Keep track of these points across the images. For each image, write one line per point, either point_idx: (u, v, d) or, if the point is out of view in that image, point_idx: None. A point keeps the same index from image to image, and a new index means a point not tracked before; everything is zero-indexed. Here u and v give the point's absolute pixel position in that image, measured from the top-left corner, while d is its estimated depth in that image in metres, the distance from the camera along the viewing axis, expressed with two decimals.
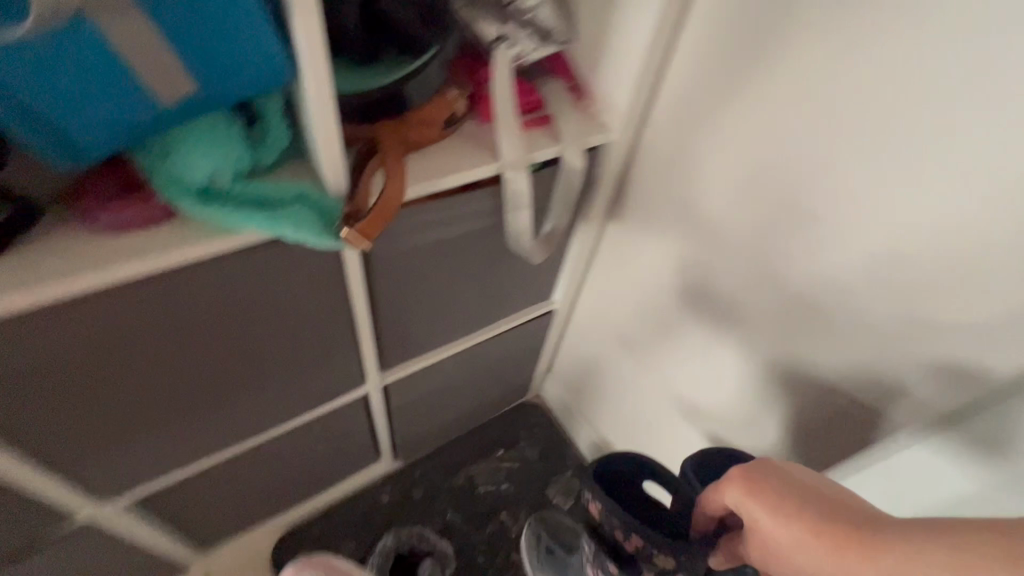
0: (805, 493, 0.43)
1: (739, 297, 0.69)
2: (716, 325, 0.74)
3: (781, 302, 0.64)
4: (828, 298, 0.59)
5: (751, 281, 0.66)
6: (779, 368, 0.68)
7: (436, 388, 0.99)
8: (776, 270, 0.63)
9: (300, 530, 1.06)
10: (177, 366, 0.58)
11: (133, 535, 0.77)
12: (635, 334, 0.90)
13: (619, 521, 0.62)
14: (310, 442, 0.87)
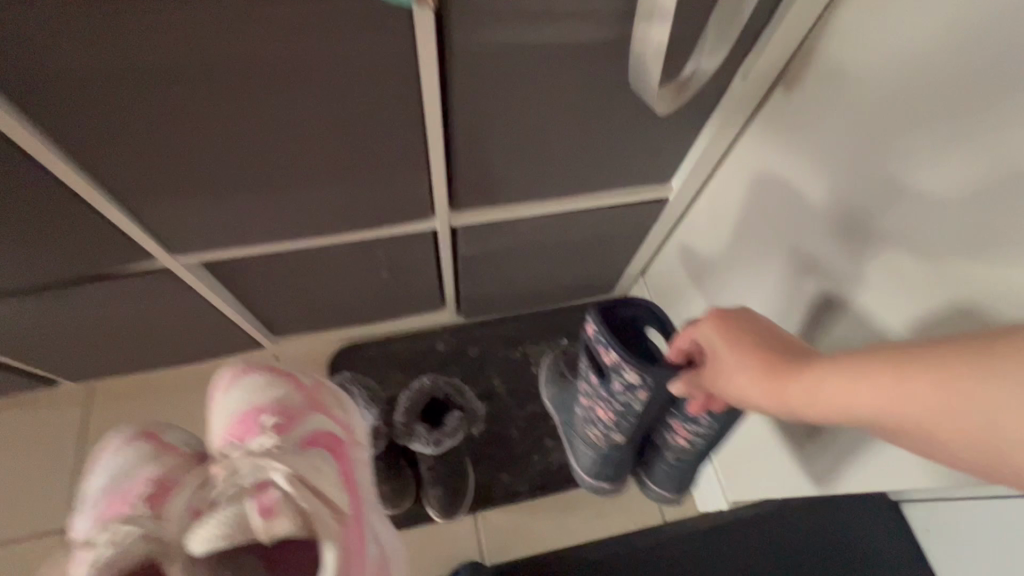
0: (757, 332, 0.53)
1: (767, 217, 0.68)
2: (751, 245, 0.72)
3: (790, 227, 0.65)
4: (822, 234, 0.60)
5: (778, 201, 0.66)
6: (787, 295, 0.68)
7: (511, 254, 0.90)
8: (793, 194, 0.63)
9: (359, 350, 1.11)
10: (235, 119, 0.55)
11: (212, 297, 0.84)
12: (753, 248, 0.72)
13: (606, 341, 0.74)
14: (375, 266, 0.86)
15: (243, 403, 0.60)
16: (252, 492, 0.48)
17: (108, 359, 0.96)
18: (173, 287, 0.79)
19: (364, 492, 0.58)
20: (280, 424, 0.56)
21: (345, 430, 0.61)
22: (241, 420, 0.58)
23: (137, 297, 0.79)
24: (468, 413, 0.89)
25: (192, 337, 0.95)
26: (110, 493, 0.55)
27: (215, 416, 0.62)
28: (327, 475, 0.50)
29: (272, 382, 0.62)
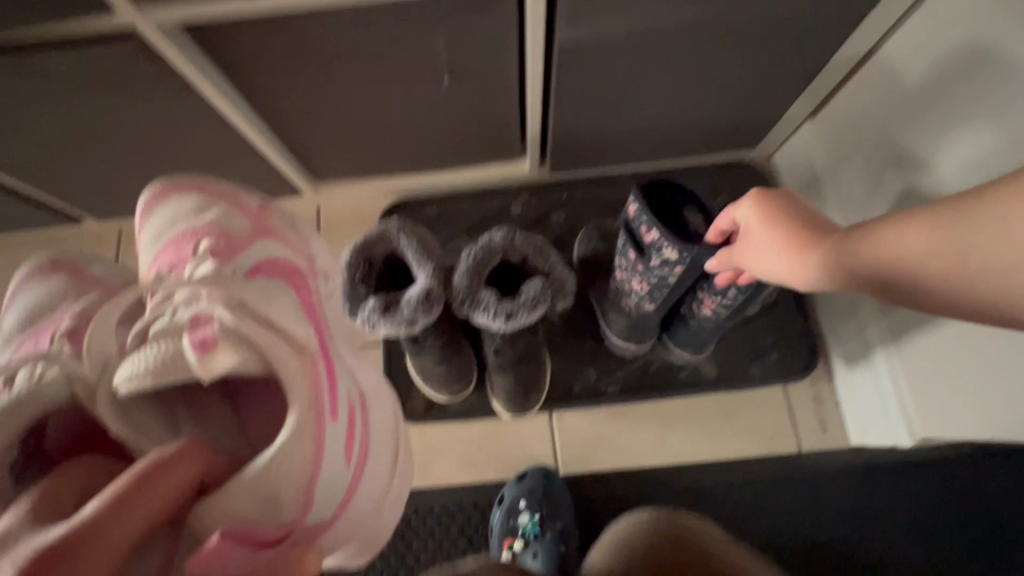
0: (799, 214, 0.47)
1: (865, 102, 0.68)
2: (843, 136, 0.72)
3: (883, 110, 0.64)
4: (911, 111, 0.60)
5: (881, 77, 0.64)
6: (865, 184, 0.68)
7: (635, 58, 0.61)
8: (896, 68, 0.62)
9: (413, 207, 0.89)
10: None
11: (218, 103, 0.62)
12: None
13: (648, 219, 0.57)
14: (434, 67, 0.61)
15: (168, 227, 0.54)
16: (185, 326, 0.39)
17: (119, 192, 0.79)
18: (161, 80, 0.57)
19: (325, 322, 0.52)
20: (215, 248, 0.49)
21: (306, 261, 0.55)
22: (173, 245, 0.52)
23: (116, 94, 0.58)
24: (554, 283, 0.65)
25: (211, 168, 0.75)
26: (25, 328, 0.50)
27: (143, 244, 0.55)
28: (280, 306, 0.42)
29: (198, 202, 0.55)
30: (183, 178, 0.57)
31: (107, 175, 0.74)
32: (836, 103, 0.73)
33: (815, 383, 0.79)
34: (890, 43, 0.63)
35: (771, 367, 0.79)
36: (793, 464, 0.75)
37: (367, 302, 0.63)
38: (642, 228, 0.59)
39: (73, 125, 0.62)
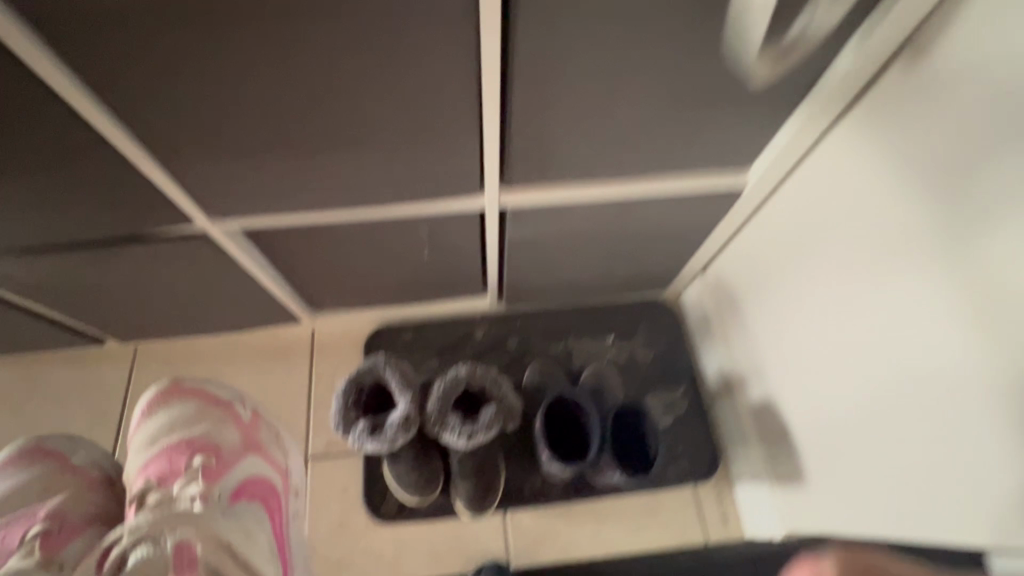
0: None
1: (733, 312, 0.92)
2: (721, 322, 0.97)
3: (743, 331, 0.89)
4: (759, 344, 0.85)
5: (740, 298, 0.89)
6: (738, 372, 0.93)
7: (564, 244, 0.84)
8: (748, 306, 0.87)
9: (392, 332, 1.07)
10: (274, 56, 0.48)
11: (248, 268, 0.81)
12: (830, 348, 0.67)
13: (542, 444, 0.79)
14: (414, 246, 0.82)
15: (162, 434, 0.70)
16: (171, 561, 0.51)
17: (146, 324, 0.95)
18: (209, 258, 0.76)
19: (284, 542, 0.68)
20: (209, 465, 0.66)
21: (276, 475, 0.71)
22: (165, 455, 0.67)
23: (173, 265, 0.77)
24: (505, 406, 0.83)
25: (228, 307, 0.92)
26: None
27: (141, 444, 0.70)
28: (256, 541, 0.59)
29: (195, 412, 0.72)
30: (186, 384, 0.74)
31: (141, 312, 0.90)
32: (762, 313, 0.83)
33: (718, 483, 0.97)
34: (738, 275, 0.88)
35: (683, 468, 0.97)
36: (702, 554, 0.92)
37: (357, 424, 0.80)
38: (541, 446, 0.80)
39: (128, 283, 0.79)
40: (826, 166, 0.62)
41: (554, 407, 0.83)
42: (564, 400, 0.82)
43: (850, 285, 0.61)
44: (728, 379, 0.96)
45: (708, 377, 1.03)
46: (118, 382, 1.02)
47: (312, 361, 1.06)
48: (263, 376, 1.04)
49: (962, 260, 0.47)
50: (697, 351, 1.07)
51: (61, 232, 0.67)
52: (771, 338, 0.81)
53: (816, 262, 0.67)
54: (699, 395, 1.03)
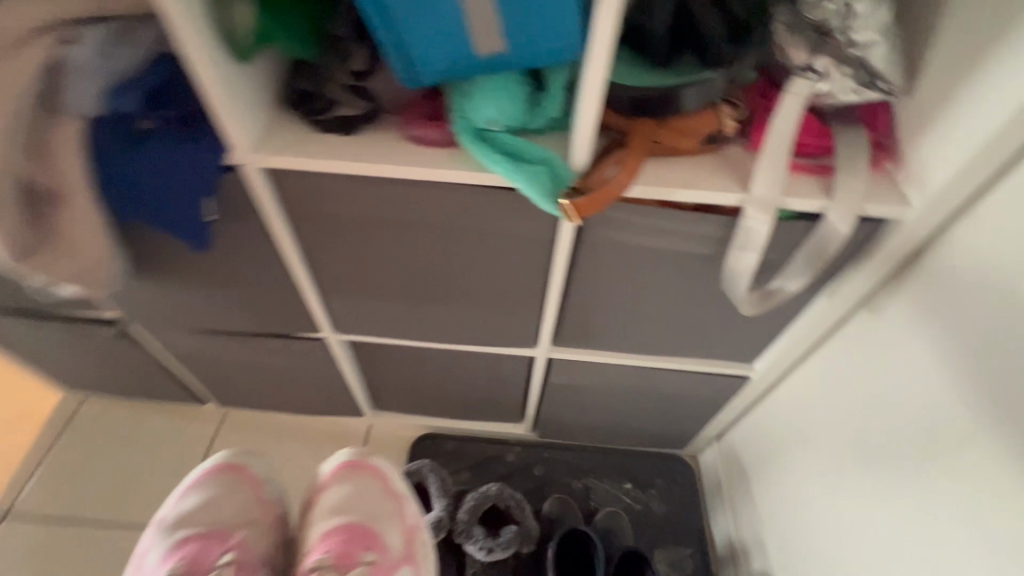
0: None
1: (744, 483, 1.02)
2: (732, 491, 1.05)
3: (754, 501, 0.97)
4: (767, 519, 0.93)
5: (750, 471, 0.99)
6: (744, 544, 1.00)
7: (597, 394, 1.00)
8: (758, 479, 0.96)
9: (436, 439, 1.22)
10: (409, 251, 0.70)
11: (341, 366, 1.01)
12: (830, 534, 0.75)
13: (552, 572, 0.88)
14: (473, 373, 1.01)
15: (343, 509, 0.75)
16: None
17: (243, 395, 1.15)
18: (317, 354, 0.97)
19: None
20: (377, 562, 0.73)
21: None
22: (345, 533, 0.73)
23: (288, 356, 0.98)
24: (525, 530, 0.94)
25: (312, 393, 1.11)
26: (192, 529, 0.73)
27: (319, 506, 0.76)
28: None
29: (370, 493, 0.78)
30: (376, 464, 0.80)
31: (244, 385, 1.10)
32: (774, 487, 0.91)
33: None
34: (752, 449, 0.99)
35: None
36: None
37: None
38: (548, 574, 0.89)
39: (251, 363, 1.01)
40: (826, 376, 0.77)
41: (566, 540, 0.93)
42: (577, 535, 0.92)
43: (867, 473, 0.68)
44: (733, 548, 1.03)
45: (717, 544, 1.10)
46: (204, 438, 1.21)
47: (364, 451, 1.21)
48: (321, 455, 1.21)
49: (951, 478, 0.56)
50: (709, 514, 1.14)
51: (217, 325, 0.88)
52: (779, 514, 0.89)
53: (833, 451, 0.74)
54: (707, 558, 1.09)
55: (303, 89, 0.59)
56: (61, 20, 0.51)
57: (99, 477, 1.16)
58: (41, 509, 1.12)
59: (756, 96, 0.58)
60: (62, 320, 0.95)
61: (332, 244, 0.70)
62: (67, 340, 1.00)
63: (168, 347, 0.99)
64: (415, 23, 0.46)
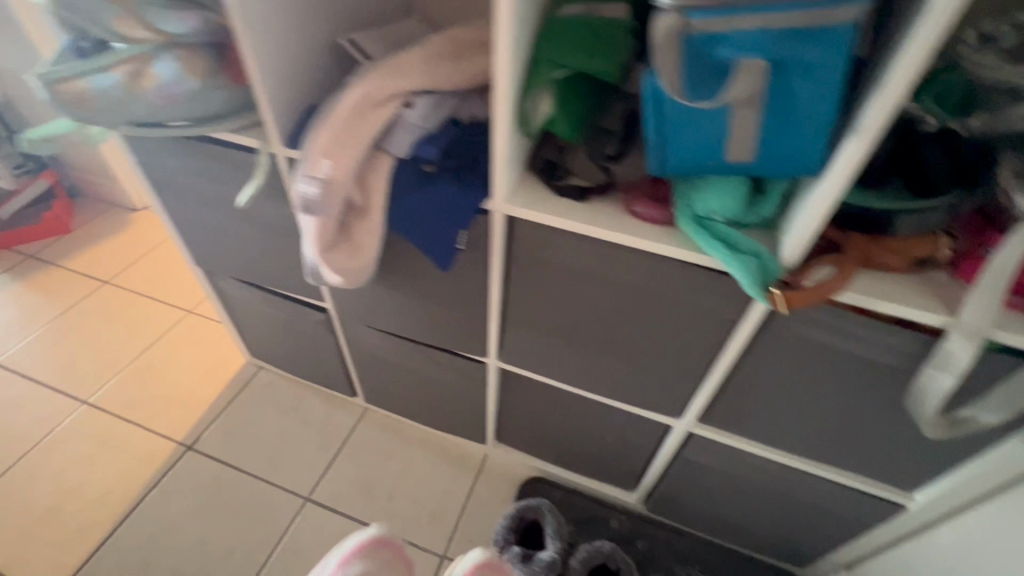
0: None
1: None
2: None
3: None
4: None
5: None
6: None
7: (726, 482, 0.99)
8: None
9: (545, 485, 1.26)
10: (600, 302, 0.81)
11: (489, 392, 1.11)
12: None
13: None
14: (606, 429, 1.06)
15: None
16: None
17: (390, 398, 1.29)
18: (473, 376, 1.08)
19: None
20: None
21: None
22: None
23: (448, 372, 1.11)
24: None
25: (450, 411, 1.22)
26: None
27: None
28: None
29: None
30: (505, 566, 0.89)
31: (396, 389, 1.24)
32: None
33: None
34: None
35: None
36: None
37: (512, 548, 0.99)
38: None
39: (414, 371, 1.15)
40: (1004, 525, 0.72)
41: None
42: None
43: None
44: None
45: None
46: (347, 426, 1.37)
47: (478, 477, 1.29)
48: (440, 470, 1.30)
49: None
50: None
51: (406, 331, 1.03)
52: None
53: None
54: None
55: (549, 158, 0.73)
56: (408, 89, 0.70)
57: (261, 437, 1.35)
58: (215, 452, 1.31)
59: (973, 228, 0.61)
60: (285, 301, 1.16)
61: (535, 284, 0.82)
62: (280, 318, 1.21)
63: (352, 342, 1.17)
64: (679, 131, 0.57)
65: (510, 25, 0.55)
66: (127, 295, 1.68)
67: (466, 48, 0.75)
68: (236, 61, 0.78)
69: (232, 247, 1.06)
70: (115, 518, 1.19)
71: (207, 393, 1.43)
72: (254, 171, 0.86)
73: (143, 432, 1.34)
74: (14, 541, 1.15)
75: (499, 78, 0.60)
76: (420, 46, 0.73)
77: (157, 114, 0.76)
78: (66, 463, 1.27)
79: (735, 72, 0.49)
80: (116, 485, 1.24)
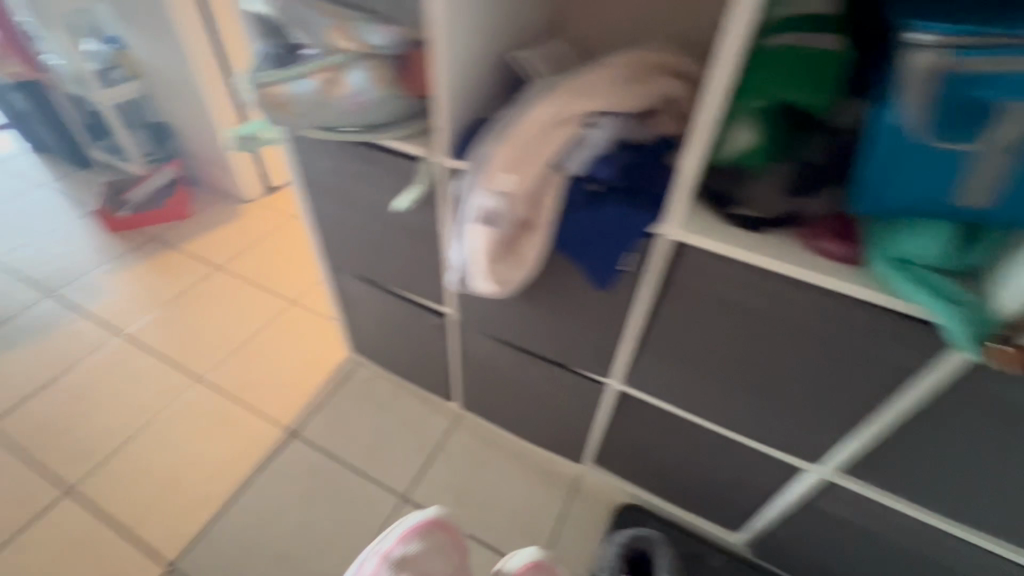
0: None
1: None
2: None
3: None
4: None
5: None
6: None
7: (856, 536, 0.94)
8: None
9: (641, 513, 1.23)
10: (755, 336, 0.78)
11: (600, 413, 1.09)
12: None
13: None
14: (724, 465, 1.02)
15: None
16: None
17: (488, 407, 1.30)
18: (587, 396, 1.07)
19: None
20: None
21: None
22: None
23: (560, 389, 1.10)
24: None
25: (552, 428, 1.21)
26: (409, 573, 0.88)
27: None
28: None
29: None
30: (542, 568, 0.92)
31: (499, 400, 1.24)
32: None
33: None
34: None
35: None
36: None
37: None
38: None
39: (523, 384, 1.15)
40: None
41: None
42: None
43: None
44: None
45: None
46: (441, 430, 1.38)
47: (571, 496, 1.27)
48: (532, 485, 1.29)
49: None
50: None
51: (528, 344, 1.04)
52: None
53: None
54: None
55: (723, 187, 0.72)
56: (593, 110, 0.70)
57: (359, 432, 1.38)
58: (317, 441, 1.35)
59: None
60: (404, 303, 1.19)
61: (686, 311, 0.81)
62: (395, 318, 1.24)
63: (464, 350, 1.18)
64: (903, 168, 0.55)
65: (735, 59, 0.55)
66: (235, 282, 1.77)
67: (641, 72, 0.74)
68: (415, 72, 0.80)
69: (366, 247, 1.10)
70: (229, 496, 1.25)
71: (310, 384, 1.48)
72: (411, 178, 0.87)
73: (254, 415, 1.40)
74: (138, 506, 1.23)
75: (706, 109, 0.60)
76: (601, 68, 0.73)
77: (345, 119, 0.79)
78: (185, 437, 1.35)
79: (996, 111, 0.47)
80: (230, 463, 1.30)
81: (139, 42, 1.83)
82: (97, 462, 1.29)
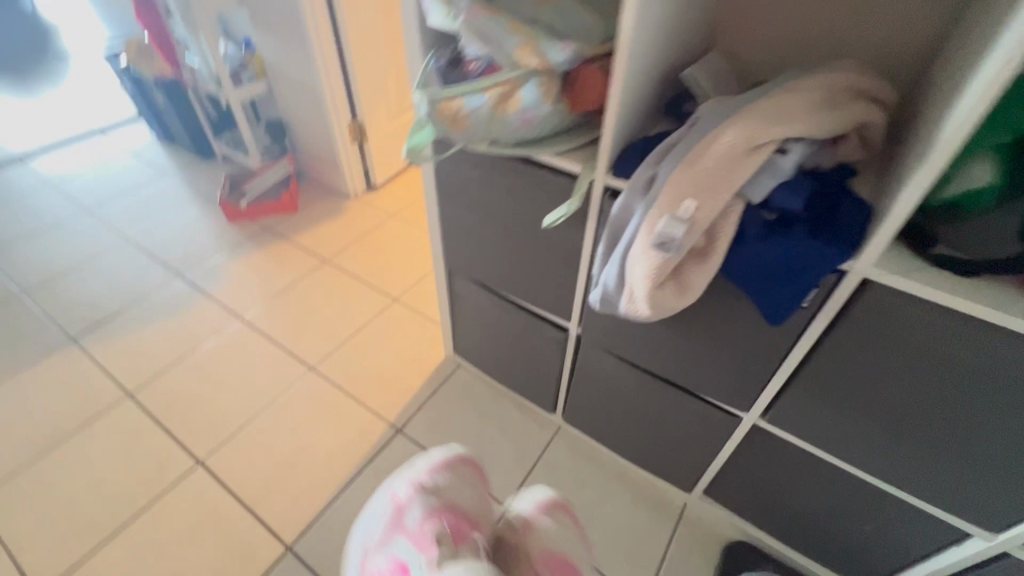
0: None
1: None
2: None
3: None
4: None
5: None
6: None
7: None
8: None
9: (751, 551, 1.17)
10: (942, 392, 0.70)
11: (723, 446, 1.05)
12: None
13: None
14: (865, 517, 0.94)
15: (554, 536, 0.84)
16: None
17: (593, 424, 1.27)
18: (713, 427, 1.03)
19: None
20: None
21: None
22: (561, 563, 0.80)
23: (683, 417, 1.06)
24: None
25: (663, 454, 1.17)
26: (437, 498, 0.86)
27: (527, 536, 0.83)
28: None
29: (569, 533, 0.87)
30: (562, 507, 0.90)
31: (607, 420, 1.22)
32: None
33: None
34: None
35: None
36: None
37: None
38: None
39: (640, 407, 1.12)
40: None
41: None
42: None
43: None
44: None
45: None
46: (540, 441, 1.38)
47: (675, 524, 1.23)
48: (634, 508, 1.26)
49: None
50: None
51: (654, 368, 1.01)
52: None
53: None
54: None
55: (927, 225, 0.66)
56: (786, 137, 0.66)
57: (460, 434, 1.40)
58: (420, 439, 1.39)
59: None
60: (521, 313, 1.19)
61: (853, 352, 0.74)
62: (509, 327, 1.25)
63: (579, 366, 1.16)
64: None
65: (991, 100, 0.49)
66: (342, 276, 1.86)
67: (835, 97, 0.70)
68: (584, 87, 0.78)
69: (494, 257, 1.11)
70: (341, 486, 1.31)
71: (412, 382, 1.52)
72: (568, 196, 0.87)
73: (361, 408, 1.46)
74: (258, 486, 1.30)
75: (941, 147, 0.54)
76: (791, 93, 0.69)
77: (510, 134, 0.80)
78: (299, 423, 1.42)
79: None
80: (341, 453, 1.36)
81: (270, 45, 1.95)
82: (223, 439, 1.39)
